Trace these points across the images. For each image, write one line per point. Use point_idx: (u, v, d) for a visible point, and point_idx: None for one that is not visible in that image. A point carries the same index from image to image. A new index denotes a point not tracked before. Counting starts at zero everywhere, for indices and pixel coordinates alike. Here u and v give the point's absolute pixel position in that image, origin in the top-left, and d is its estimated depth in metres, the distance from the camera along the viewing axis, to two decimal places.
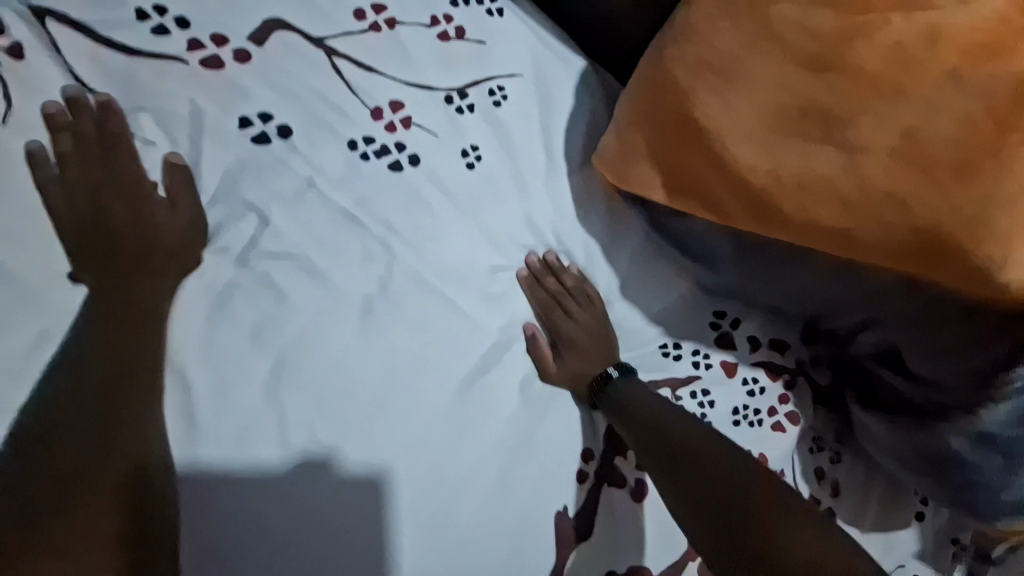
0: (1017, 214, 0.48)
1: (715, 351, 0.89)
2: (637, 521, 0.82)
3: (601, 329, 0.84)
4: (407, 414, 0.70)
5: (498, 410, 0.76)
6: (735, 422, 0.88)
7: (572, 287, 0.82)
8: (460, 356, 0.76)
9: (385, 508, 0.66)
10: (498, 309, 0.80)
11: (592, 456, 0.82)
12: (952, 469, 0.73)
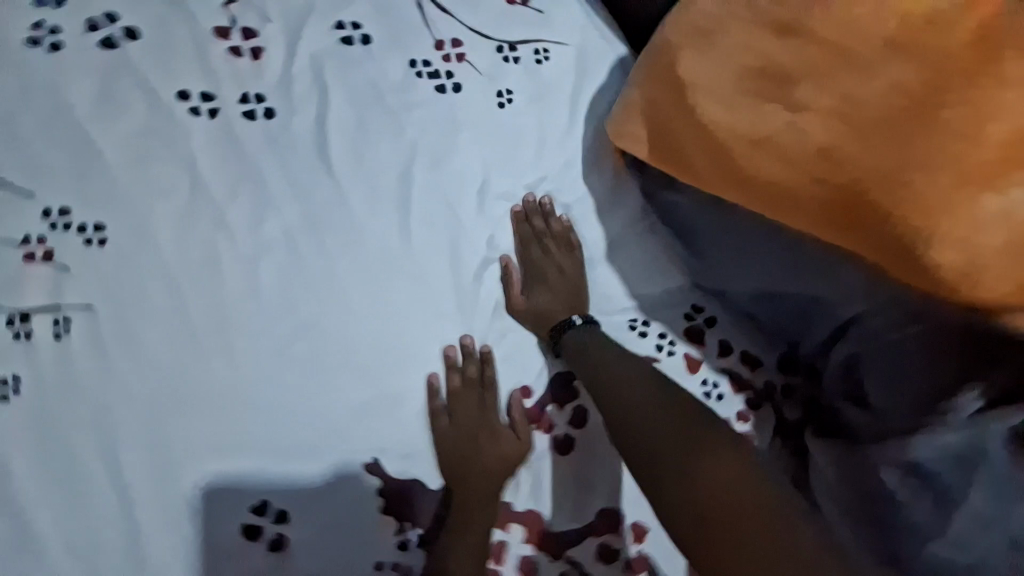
0: (935, 183, 0.50)
1: (682, 341, 0.84)
2: (549, 471, 0.77)
3: (576, 280, 0.84)
4: (373, 278, 0.76)
5: (453, 308, 0.79)
6: None
7: (556, 232, 0.85)
8: (438, 249, 0.80)
9: (321, 343, 0.73)
10: (488, 226, 0.84)
11: (529, 393, 0.80)
12: (879, 506, 0.63)
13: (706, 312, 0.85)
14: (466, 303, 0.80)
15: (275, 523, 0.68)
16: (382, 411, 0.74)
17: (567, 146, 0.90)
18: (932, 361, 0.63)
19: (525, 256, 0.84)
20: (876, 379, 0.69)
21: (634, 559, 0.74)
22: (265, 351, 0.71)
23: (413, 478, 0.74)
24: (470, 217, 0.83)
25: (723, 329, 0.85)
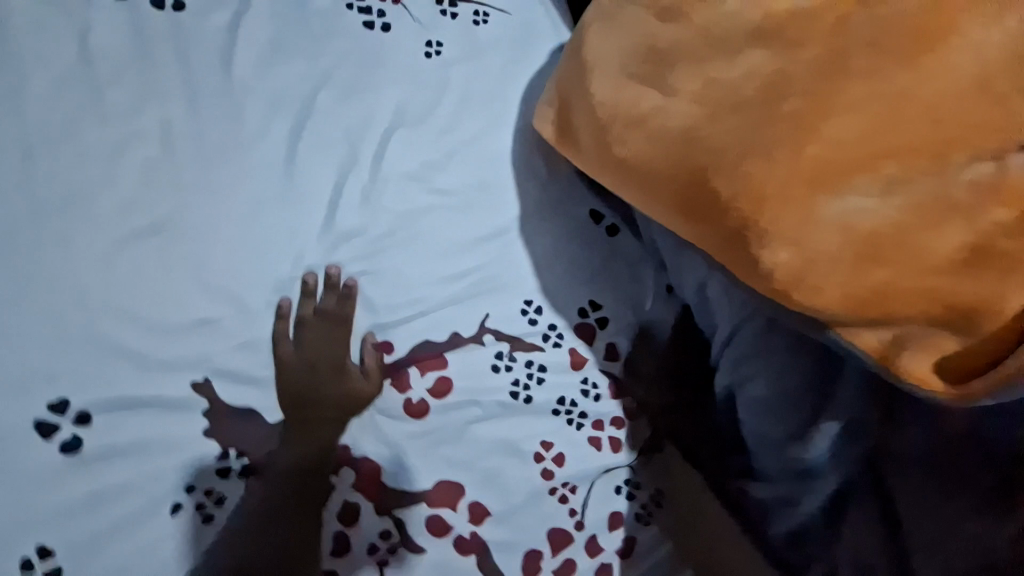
0: (773, 179, 0.48)
1: (571, 336, 0.83)
2: (404, 434, 0.75)
3: (467, 247, 0.81)
4: (251, 198, 0.74)
5: (330, 248, 0.76)
6: (555, 412, 0.80)
7: (459, 193, 0.82)
8: (326, 186, 0.77)
9: (179, 252, 0.71)
10: (387, 174, 0.80)
11: (389, 350, 0.77)
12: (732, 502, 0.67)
13: (600, 310, 0.84)
14: (345, 243, 0.77)
15: (75, 424, 0.65)
16: (224, 332, 0.71)
17: (493, 107, 0.84)
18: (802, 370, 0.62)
19: (418, 211, 0.80)
20: (750, 414, 0.68)
21: (466, 535, 0.73)
22: (100, 242, 0.69)
23: (250, 406, 0.71)
24: (359, 158, 0.79)
25: (612, 330, 0.84)
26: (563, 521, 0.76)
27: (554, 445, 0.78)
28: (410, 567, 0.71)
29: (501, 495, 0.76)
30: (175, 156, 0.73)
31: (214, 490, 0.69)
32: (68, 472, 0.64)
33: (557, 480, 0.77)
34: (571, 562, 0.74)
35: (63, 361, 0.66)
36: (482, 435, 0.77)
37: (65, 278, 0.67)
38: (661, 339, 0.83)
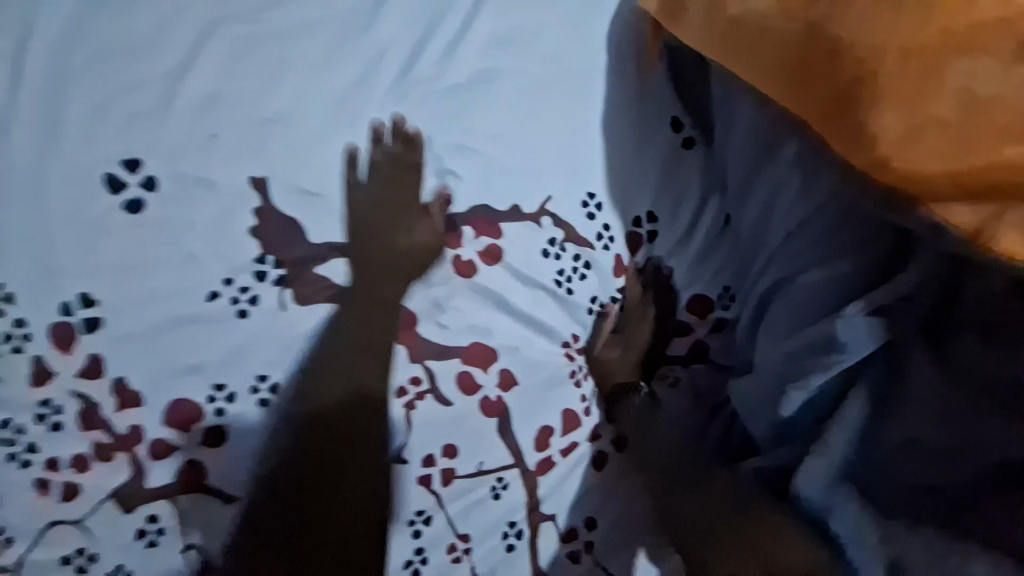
0: (899, 37, 0.46)
1: (622, 241, 0.79)
2: (446, 291, 0.75)
3: (543, 122, 0.77)
4: (338, 21, 0.73)
5: (404, 90, 0.74)
6: (588, 311, 0.79)
7: (547, 65, 0.77)
8: (413, 29, 0.75)
9: (259, 54, 0.70)
10: (478, 29, 0.76)
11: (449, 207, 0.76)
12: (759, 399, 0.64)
13: (655, 224, 0.79)
14: (418, 86, 0.74)
15: (142, 188, 0.66)
16: (288, 144, 0.70)
17: None
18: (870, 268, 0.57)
19: (500, 73, 0.76)
20: (783, 304, 0.63)
21: (492, 397, 0.77)
22: (186, 22, 0.68)
23: (301, 223, 0.71)
24: (448, 11, 0.75)
25: (661, 245, 0.80)
26: (573, 405, 0.79)
27: (579, 338, 0.79)
28: (435, 411, 0.75)
29: (526, 372, 0.78)
30: None
31: (249, 290, 0.70)
32: (122, 231, 0.66)
33: (574, 368, 0.79)
34: (575, 444, 0.79)
35: (133, 126, 0.66)
36: (515, 311, 0.77)
37: (150, 49, 0.67)
38: (715, 262, 0.80)
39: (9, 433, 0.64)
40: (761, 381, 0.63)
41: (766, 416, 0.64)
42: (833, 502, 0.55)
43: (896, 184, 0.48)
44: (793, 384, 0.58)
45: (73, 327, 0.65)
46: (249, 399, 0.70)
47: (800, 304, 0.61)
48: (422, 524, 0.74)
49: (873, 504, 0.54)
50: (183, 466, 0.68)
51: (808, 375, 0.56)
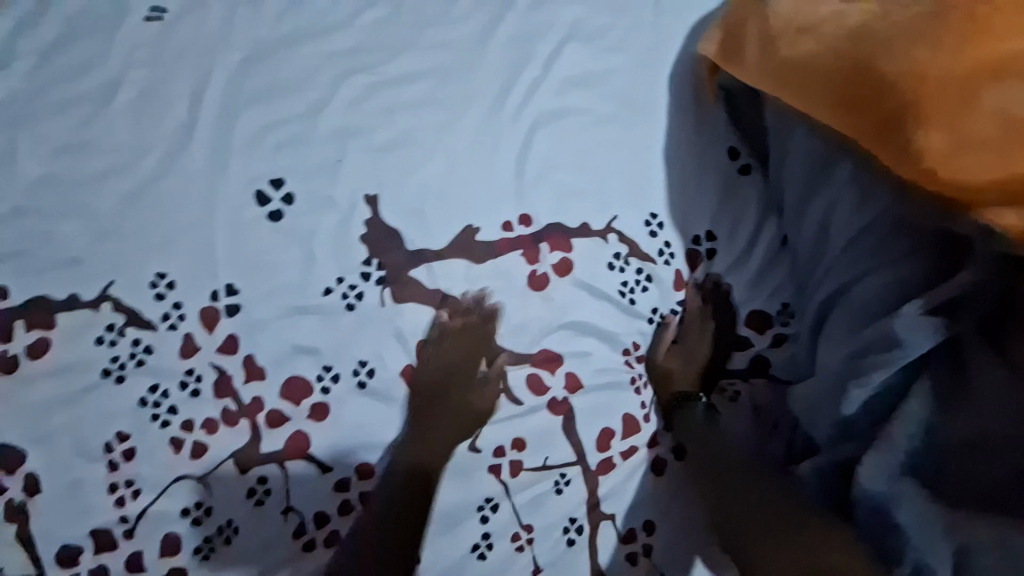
0: (941, 66, 0.53)
1: (681, 257, 0.85)
2: (521, 298, 0.83)
3: (612, 152, 0.87)
4: (441, 68, 0.86)
5: (493, 123, 0.86)
6: (648, 321, 0.84)
7: (617, 103, 0.88)
8: (503, 73, 0.87)
9: (378, 96, 0.85)
10: (555, 71, 0.88)
11: (528, 223, 0.84)
12: (824, 403, 0.67)
13: (713, 243, 0.86)
14: (503, 119, 0.86)
15: (283, 202, 0.82)
16: (397, 168, 0.84)
17: (661, 41, 0.89)
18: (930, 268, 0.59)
19: (575, 108, 0.87)
20: (839, 313, 0.67)
21: (558, 398, 0.83)
22: (323, 72, 0.84)
23: (399, 233, 0.83)
24: (532, 58, 0.88)
25: (720, 263, 0.85)
26: (633, 411, 0.84)
27: (641, 348, 0.85)
28: (507, 407, 0.82)
29: (591, 376, 0.84)
30: (392, 22, 0.87)
31: (356, 287, 0.82)
32: (266, 235, 0.81)
33: (635, 375, 0.84)
34: (634, 448, 0.83)
35: (279, 154, 0.82)
36: (582, 319, 0.84)
37: (296, 93, 0.83)
38: (772, 282, 0.85)
39: (156, 397, 0.77)
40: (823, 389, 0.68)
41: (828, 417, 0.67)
42: (896, 494, 0.57)
43: (952, 194, 0.53)
44: (854, 381, 0.62)
45: (218, 311, 0.79)
46: (349, 380, 0.80)
47: (854, 309, 0.65)
48: (489, 511, 0.80)
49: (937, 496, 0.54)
50: (291, 436, 0.79)
51: (867, 375, 0.61)
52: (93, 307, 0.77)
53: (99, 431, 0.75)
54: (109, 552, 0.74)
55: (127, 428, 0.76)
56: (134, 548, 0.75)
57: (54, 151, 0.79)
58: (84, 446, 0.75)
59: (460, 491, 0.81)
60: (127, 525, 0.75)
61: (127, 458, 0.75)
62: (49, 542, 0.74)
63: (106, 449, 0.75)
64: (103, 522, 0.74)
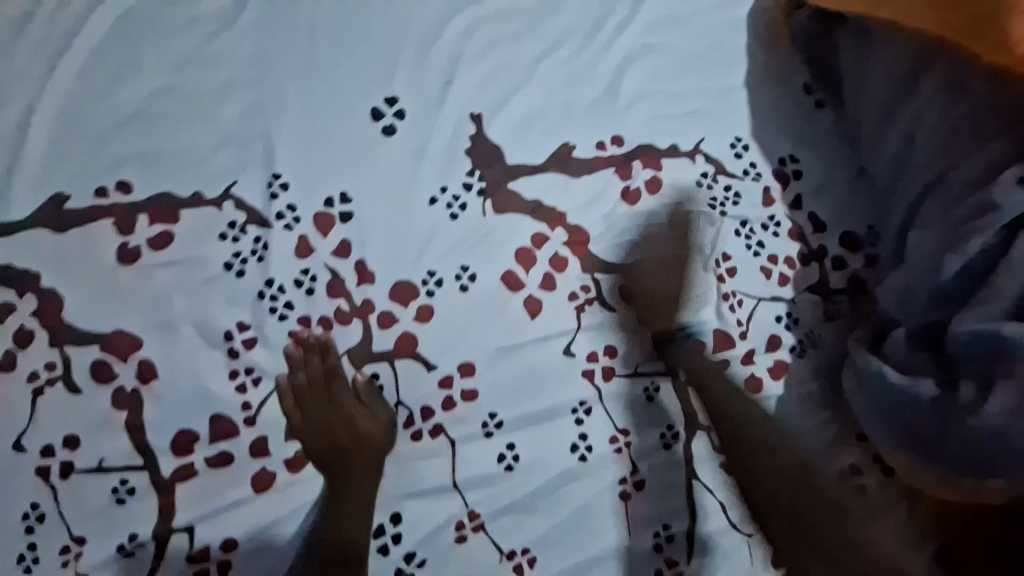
0: None
1: (768, 176, 0.91)
2: (616, 209, 0.87)
3: (699, 85, 0.93)
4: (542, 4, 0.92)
5: (590, 54, 0.91)
6: (737, 235, 0.89)
7: (703, 42, 0.94)
8: (599, 9, 0.93)
9: (484, 27, 0.90)
10: (648, 10, 0.94)
11: (621, 144, 0.89)
12: (925, 277, 0.71)
13: (798, 166, 0.92)
14: (598, 51, 0.92)
15: (394, 116, 0.85)
16: (500, 91, 0.89)
17: None
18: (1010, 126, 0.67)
19: (664, 44, 0.93)
20: (932, 202, 0.73)
21: (649, 309, 0.85)
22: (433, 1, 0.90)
23: (500, 150, 0.87)
24: None
25: (803, 187, 0.91)
26: (727, 328, 0.87)
27: (733, 262, 0.88)
28: (603, 316, 0.84)
29: (682, 287, 0.87)
30: None
31: (459, 197, 0.84)
32: (377, 145, 0.84)
33: (727, 292, 0.88)
34: (726, 362, 0.86)
35: (392, 72, 0.87)
36: (674, 232, 0.88)
37: (409, 19, 0.89)
38: (858, 204, 0.90)
39: (273, 291, 0.78)
40: (915, 273, 0.73)
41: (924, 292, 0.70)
42: (1006, 326, 0.61)
43: None
44: (949, 250, 0.68)
45: (334, 217, 0.81)
46: (452, 285, 0.82)
47: (952, 187, 0.71)
48: (583, 414, 0.82)
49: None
50: (400, 336, 0.80)
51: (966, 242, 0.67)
52: (215, 205, 0.80)
53: (219, 320, 0.77)
54: (228, 439, 0.75)
55: (248, 319, 0.77)
56: (255, 434, 0.76)
57: (179, 59, 0.83)
58: (204, 332, 0.76)
59: (554, 394, 0.82)
60: (249, 412, 0.76)
61: (246, 347, 0.77)
62: (165, 427, 0.74)
63: (226, 338, 0.76)
64: (223, 409, 0.76)
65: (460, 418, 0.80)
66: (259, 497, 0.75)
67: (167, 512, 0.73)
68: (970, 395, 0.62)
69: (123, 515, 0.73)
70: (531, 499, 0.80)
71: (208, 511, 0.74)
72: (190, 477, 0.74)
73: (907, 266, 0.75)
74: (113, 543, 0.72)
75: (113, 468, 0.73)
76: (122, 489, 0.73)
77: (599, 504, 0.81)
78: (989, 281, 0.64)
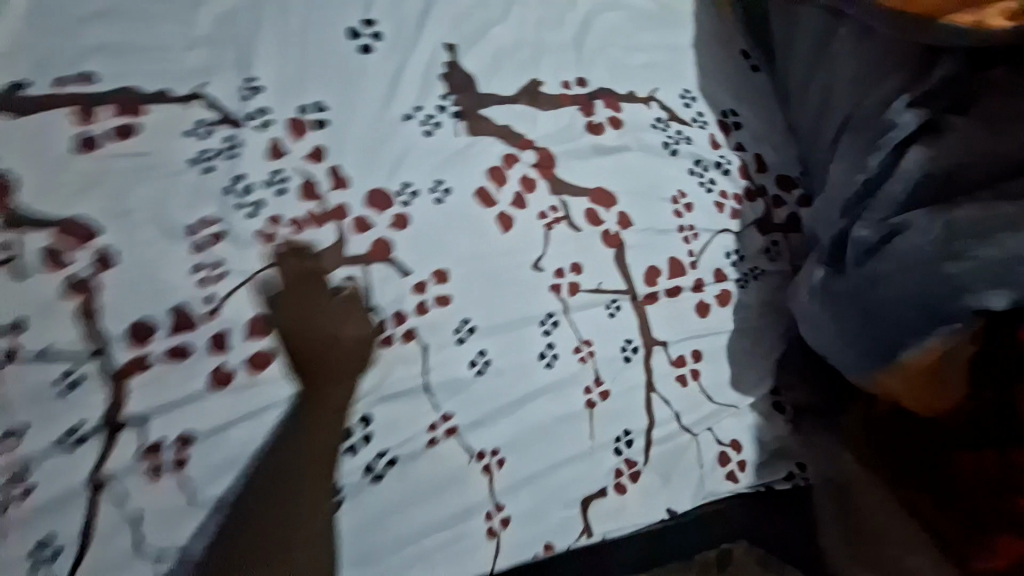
0: None
1: (714, 123, 1.02)
2: (581, 141, 0.94)
3: (653, 42, 1.03)
4: None
5: (557, 4, 1.00)
6: (690, 172, 0.98)
7: (656, 6, 1.06)
8: None
9: None
10: None
11: (585, 85, 0.97)
12: (841, 195, 0.82)
13: (738, 118, 1.03)
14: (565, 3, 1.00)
15: (372, 38, 0.89)
16: (475, 26, 0.95)
17: None
18: (902, 68, 0.82)
19: (622, 5, 1.04)
20: (847, 135, 0.86)
21: (612, 232, 0.92)
22: None
23: (474, 79, 0.92)
24: None
25: (743, 136, 1.02)
26: (681, 255, 0.95)
27: (687, 197, 0.97)
28: (570, 235, 0.90)
29: (642, 217, 0.94)
30: None
31: (434, 117, 0.88)
32: (355, 61, 0.87)
33: (684, 224, 0.96)
34: (681, 286, 0.94)
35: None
36: (632, 163, 0.95)
37: None
38: (790, 152, 1.03)
39: (242, 187, 0.77)
40: (830, 197, 0.85)
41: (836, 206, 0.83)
42: (909, 218, 0.73)
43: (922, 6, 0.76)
44: (854, 173, 0.81)
45: (308, 123, 0.82)
46: (426, 196, 0.84)
47: (862, 117, 0.83)
48: (551, 326, 0.86)
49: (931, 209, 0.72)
50: (375, 240, 0.80)
51: (870, 159, 0.79)
52: (185, 102, 0.79)
53: (183, 213, 0.74)
54: (186, 333, 0.71)
55: (212, 212, 0.75)
56: (213, 330, 0.72)
57: None
58: (167, 224, 0.73)
59: (522, 306, 0.85)
60: (211, 306, 0.73)
61: (212, 241, 0.74)
62: (117, 316, 0.70)
63: (190, 230, 0.74)
64: (182, 301, 0.72)
65: (433, 325, 0.81)
66: (214, 396, 0.71)
67: (117, 404, 0.68)
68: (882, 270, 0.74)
69: (66, 404, 0.67)
70: (497, 405, 0.81)
71: (161, 408, 0.70)
72: (142, 370, 0.70)
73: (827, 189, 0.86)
74: (52, 435, 0.67)
75: (58, 355, 0.68)
76: (66, 380, 0.68)
77: (566, 411, 0.84)
78: (885, 187, 0.77)
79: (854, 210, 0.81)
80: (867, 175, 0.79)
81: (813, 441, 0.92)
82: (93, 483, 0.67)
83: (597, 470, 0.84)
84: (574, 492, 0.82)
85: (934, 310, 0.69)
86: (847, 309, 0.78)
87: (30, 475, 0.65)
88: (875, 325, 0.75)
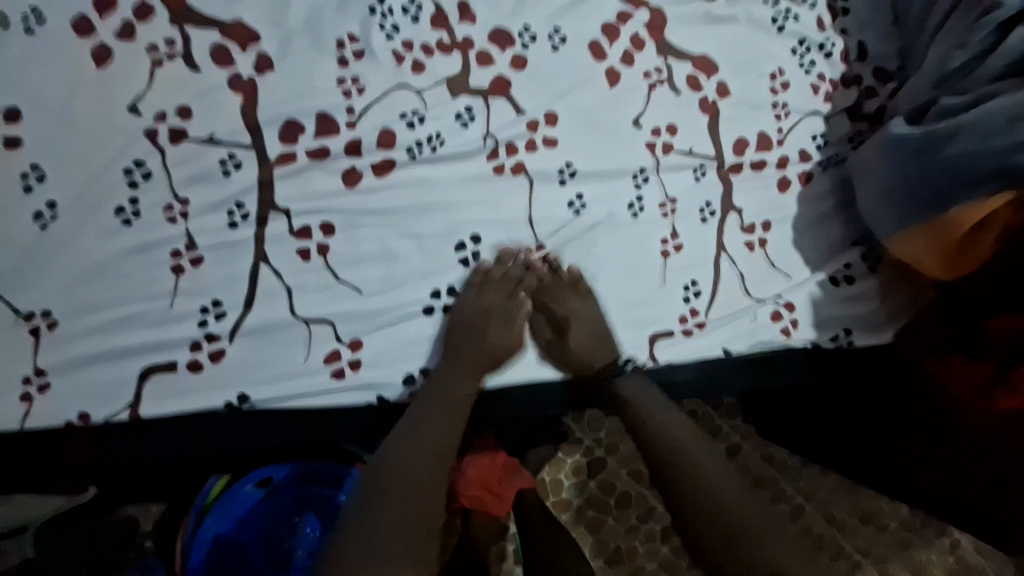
0: None
1: (822, 7, 1.02)
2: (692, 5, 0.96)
3: None
4: None
5: None
6: (792, 52, 1.00)
7: None
8: None
9: None
10: None
11: None
12: (937, 66, 0.90)
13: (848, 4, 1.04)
14: None
15: None
16: None
17: None
18: None
19: None
20: (956, 18, 0.90)
21: (708, 100, 0.96)
22: None
23: None
24: None
25: (850, 22, 1.03)
26: (769, 131, 0.99)
27: (786, 75, 1.00)
28: (670, 97, 0.95)
29: (739, 89, 0.98)
30: None
31: None
32: None
33: (777, 103, 0.99)
34: (765, 161, 0.99)
35: None
36: (737, 35, 0.98)
37: None
38: (893, 44, 1.04)
39: (383, 9, 0.83)
40: (926, 74, 0.92)
41: (931, 78, 0.91)
42: (1000, 87, 0.81)
43: None
44: (955, 51, 0.87)
45: None
46: (545, 41, 0.89)
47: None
48: (641, 181, 0.93)
49: (1020, 81, 0.79)
50: (495, 75, 0.86)
51: (972, 36, 0.86)
52: None
53: (333, 27, 0.81)
54: (328, 136, 0.80)
55: (357, 30, 0.82)
56: (350, 137, 0.81)
57: None
58: (319, 36, 0.81)
59: (619, 158, 0.92)
60: (353, 116, 0.81)
61: (356, 56, 0.82)
62: (272, 113, 0.79)
63: (339, 45, 0.81)
64: (327, 107, 0.80)
65: (539, 162, 0.88)
66: (349, 193, 0.81)
67: (269, 190, 0.79)
68: (947, 127, 0.82)
69: (229, 185, 0.78)
70: (586, 242, 0.90)
71: (305, 198, 0.80)
72: (291, 163, 0.79)
73: (925, 66, 0.93)
74: (221, 209, 0.78)
75: (222, 142, 0.78)
76: (228, 162, 0.78)
77: (644, 257, 0.92)
78: (983, 63, 0.84)
79: (945, 82, 0.89)
80: (970, 53, 0.85)
81: (855, 312, 0.98)
82: (254, 254, 0.78)
83: (666, 313, 0.92)
84: (647, 325, 0.91)
85: (989, 166, 0.78)
86: (914, 167, 0.85)
87: (192, 244, 0.77)
88: (934, 179, 0.83)
